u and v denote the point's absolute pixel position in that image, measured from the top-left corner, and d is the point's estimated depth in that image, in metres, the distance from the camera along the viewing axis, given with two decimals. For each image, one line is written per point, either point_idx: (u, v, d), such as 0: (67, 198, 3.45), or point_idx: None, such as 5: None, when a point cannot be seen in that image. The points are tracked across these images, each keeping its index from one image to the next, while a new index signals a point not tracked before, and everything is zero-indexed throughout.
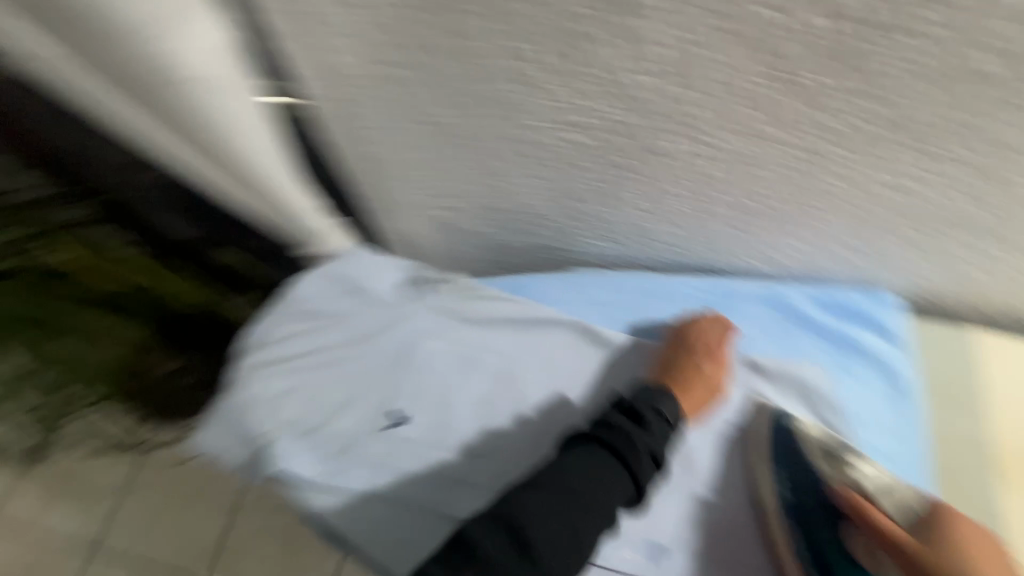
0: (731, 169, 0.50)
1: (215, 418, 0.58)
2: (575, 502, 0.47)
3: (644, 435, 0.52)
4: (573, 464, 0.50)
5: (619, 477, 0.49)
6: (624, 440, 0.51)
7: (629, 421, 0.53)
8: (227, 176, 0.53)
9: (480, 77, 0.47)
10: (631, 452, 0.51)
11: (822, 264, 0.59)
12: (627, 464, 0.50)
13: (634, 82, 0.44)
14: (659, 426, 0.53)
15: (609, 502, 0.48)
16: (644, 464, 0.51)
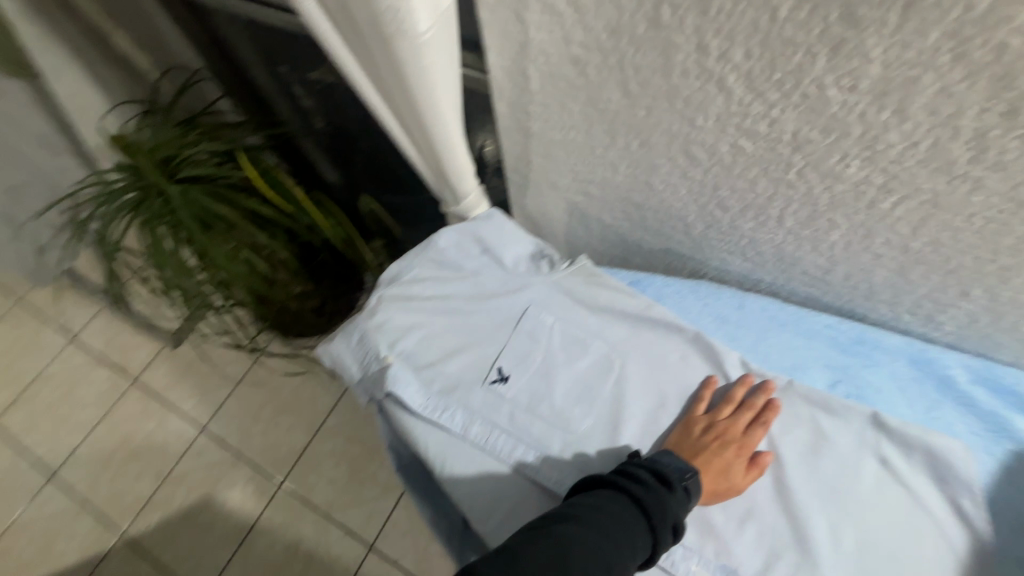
0: (909, 206, 0.47)
1: (345, 332, 0.65)
2: (604, 553, 0.43)
3: (672, 501, 0.47)
4: (605, 508, 0.46)
5: (645, 538, 0.45)
6: (654, 501, 0.47)
7: (662, 483, 0.48)
8: (412, 115, 0.60)
9: (661, 70, 0.48)
10: (660, 516, 0.46)
11: (980, 332, 0.55)
12: (655, 526, 0.46)
13: (825, 97, 0.42)
14: (686, 498, 0.48)
15: (630, 562, 0.44)
16: (667, 533, 0.46)
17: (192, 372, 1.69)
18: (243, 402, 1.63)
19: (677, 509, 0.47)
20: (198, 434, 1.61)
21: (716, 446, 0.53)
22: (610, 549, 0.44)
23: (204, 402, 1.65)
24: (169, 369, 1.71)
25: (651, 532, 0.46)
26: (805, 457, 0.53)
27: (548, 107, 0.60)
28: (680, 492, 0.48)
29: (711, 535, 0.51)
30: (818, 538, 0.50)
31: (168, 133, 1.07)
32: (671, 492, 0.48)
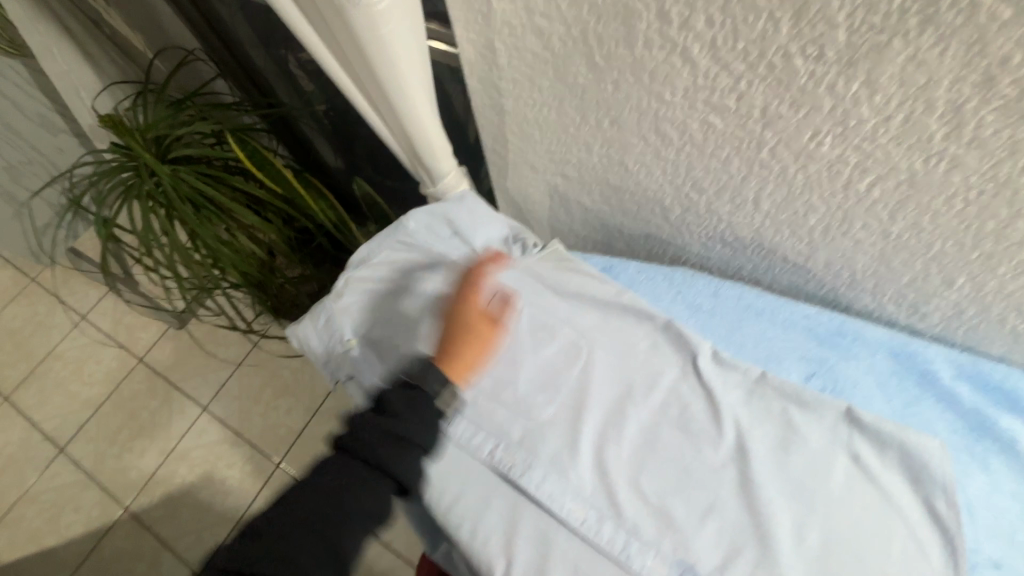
0: (886, 188, 0.44)
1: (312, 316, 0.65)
2: (327, 509, 0.49)
3: (384, 419, 0.52)
4: (328, 466, 0.51)
5: (366, 470, 0.50)
6: (359, 434, 0.52)
7: (372, 415, 0.53)
8: (377, 91, 0.59)
9: (625, 40, 0.45)
10: (370, 435, 0.51)
11: (968, 324, 0.52)
12: (369, 452, 0.50)
13: (792, 67, 0.39)
14: (402, 401, 0.53)
15: (358, 500, 0.49)
16: (388, 447, 0.50)
17: (196, 352, 1.73)
18: (244, 383, 1.66)
19: (385, 426, 0.51)
20: (200, 413, 1.64)
21: (452, 321, 0.60)
22: (333, 504, 0.49)
23: (206, 383, 1.68)
24: (174, 350, 1.74)
25: (368, 464, 0.50)
26: (773, 453, 0.51)
27: (517, 82, 0.58)
28: (388, 411, 0.52)
29: (670, 529, 0.49)
30: (781, 534, 0.48)
31: (161, 113, 1.07)
32: (374, 417, 0.53)
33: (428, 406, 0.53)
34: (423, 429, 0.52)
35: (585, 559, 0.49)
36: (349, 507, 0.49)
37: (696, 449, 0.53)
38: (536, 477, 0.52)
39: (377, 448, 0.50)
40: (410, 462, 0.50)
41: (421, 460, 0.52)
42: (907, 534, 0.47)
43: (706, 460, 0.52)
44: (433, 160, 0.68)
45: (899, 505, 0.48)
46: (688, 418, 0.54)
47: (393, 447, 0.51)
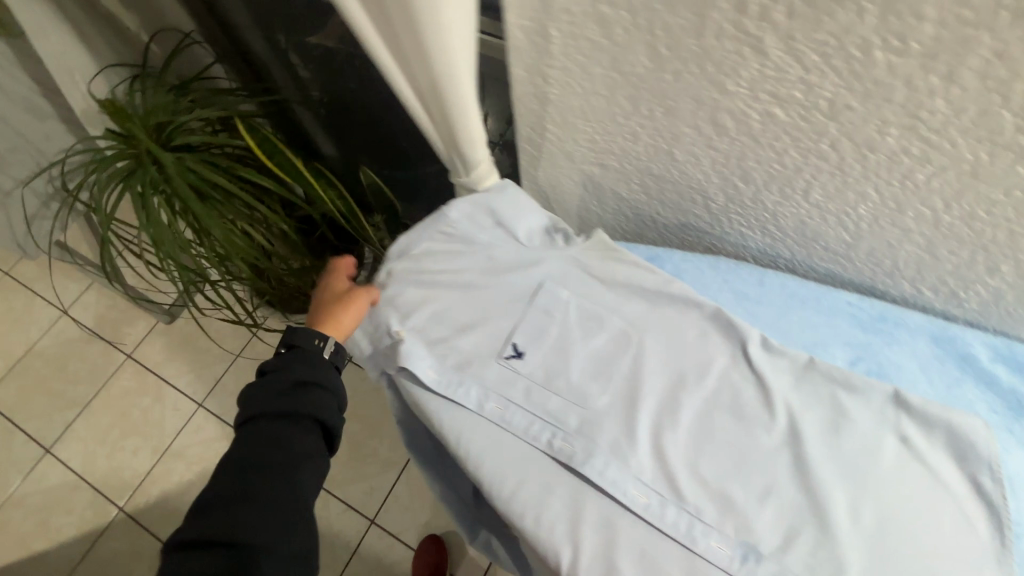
0: (947, 177, 0.45)
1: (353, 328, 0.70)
2: (270, 456, 0.62)
3: (284, 379, 0.65)
4: (253, 431, 0.63)
5: (288, 418, 0.64)
6: (256, 401, 0.64)
7: (265, 382, 0.66)
8: (425, 75, 0.57)
9: (695, 30, 0.45)
10: (276, 392, 0.64)
11: (1004, 309, 0.54)
12: (272, 408, 0.64)
13: (870, 59, 0.40)
14: (296, 361, 0.66)
15: (292, 439, 0.63)
16: (298, 394, 0.65)
17: (187, 348, 1.67)
18: (239, 378, 1.62)
19: (276, 385, 0.65)
20: (195, 409, 1.59)
21: (339, 293, 0.72)
22: (273, 450, 0.62)
23: (200, 379, 1.63)
24: (164, 345, 1.69)
25: (283, 414, 0.64)
26: (825, 435, 0.53)
27: (567, 71, 0.57)
28: (278, 373, 0.66)
29: (731, 511, 0.51)
30: (835, 511, 0.50)
31: (163, 98, 1.03)
32: (262, 385, 0.66)
33: (313, 359, 0.67)
34: (319, 374, 0.66)
35: (650, 542, 0.50)
36: (287, 451, 0.62)
37: (750, 433, 0.54)
38: (597, 464, 0.53)
39: (278, 401, 0.64)
40: (314, 400, 0.65)
41: (326, 398, 0.67)
42: (953, 508, 0.49)
43: (760, 443, 0.54)
44: (470, 151, 0.68)
45: (945, 480, 0.50)
46: (741, 403, 0.55)
47: (292, 395, 0.65)
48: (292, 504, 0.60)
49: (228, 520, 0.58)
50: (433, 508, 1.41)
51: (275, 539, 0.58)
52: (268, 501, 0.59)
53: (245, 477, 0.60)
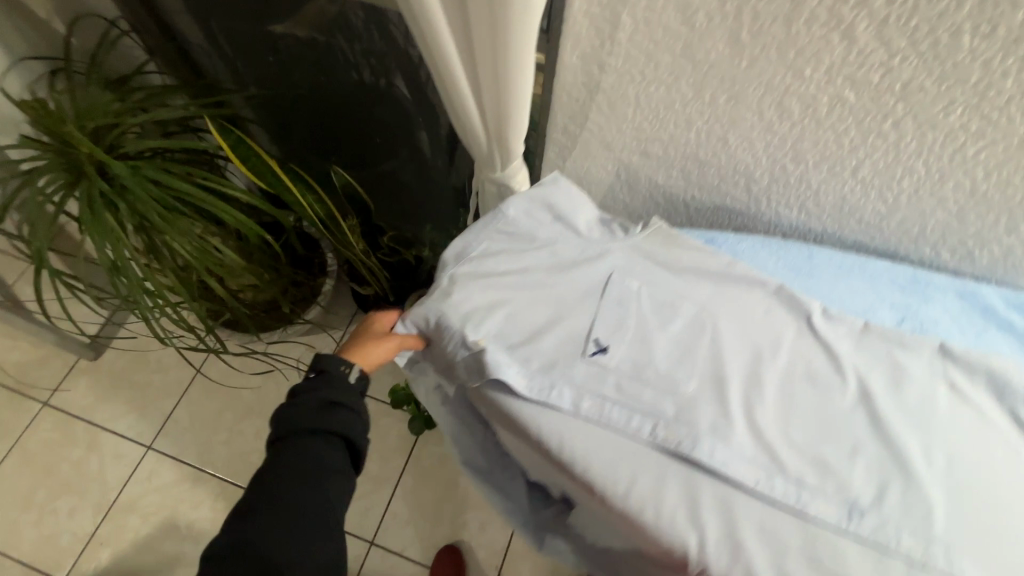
0: (998, 149, 0.50)
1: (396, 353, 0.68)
2: (299, 473, 0.55)
3: (311, 397, 0.58)
4: (283, 446, 0.57)
5: (316, 437, 0.57)
6: (284, 419, 0.58)
7: (293, 400, 0.58)
8: (490, 64, 0.53)
9: (784, 16, 0.47)
10: (304, 410, 0.57)
11: (1012, 263, 0.62)
12: (297, 428, 0.57)
13: (957, 44, 0.43)
14: (323, 380, 0.59)
15: (323, 458, 0.56)
16: (327, 414, 0.58)
17: (124, 385, 1.47)
18: (194, 412, 1.44)
19: (303, 403, 0.58)
20: (145, 453, 1.40)
21: (370, 327, 0.67)
22: (302, 468, 0.55)
23: (146, 418, 1.44)
24: (94, 385, 1.47)
25: (313, 433, 0.57)
26: (891, 391, 0.58)
27: (630, 58, 0.56)
28: (304, 392, 0.58)
29: (829, 474, 0.54)
30: (915, 458, 0.55)
31: (100, 97, 0.87)
32: (291, 403, 0.58)
33: (344, 380, 0.60)
34: (347, 394, 0.59)
35: (766, 515, 0.52)
36: (316, 469, 0.56)
37: (829, 398, 0.57)
38: (705, 449, 0.54)
39: (306, 420, 0.57)
40: (344, 423, 0.58)
41: (357, 418, 0.59)
42: (1004, 440, 0.56)
43: (839, 406, 0.57)
44: (511, 145, 0.65)
45: (992, 420, 0.57)
46: (816, 371, 0.59)
47: (322, 416, 0.57)
48: (321, 522, 0.55)
49: (258, 531, 0.53)
50: (436, 518, 1.37)
51: (302, 560, 0.53)
52: (298, 516, 0.54)
53: (276, 488, 0.55)
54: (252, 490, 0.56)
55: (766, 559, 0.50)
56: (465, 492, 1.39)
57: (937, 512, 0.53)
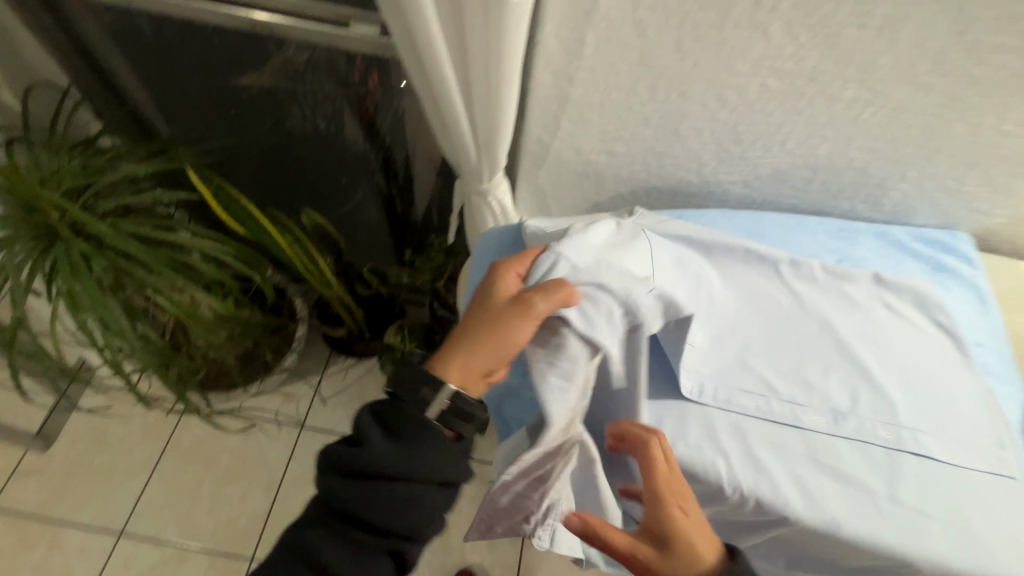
0: (886, 112, 0.65)
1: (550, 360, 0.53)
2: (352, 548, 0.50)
3: (388, 456, 0.49)
4: (342, 507, 0.50)
5: (384, 516, 0.49)
6: (355, 477, 0.49)
7: (369, 450, 0.49)
8: (483, 84, 0.62)
9: (716, 25, 0.59)
10: (376, 473, 0.49)
11: (910, 204, 0.78)
12: (343, 487, 0.50)
13: (844, 33, 0.57)
14: (410, 433, 0.49)
15: (383, 540, 0.50)
16: (402, 490, 0.49)
17: (84, 473, 1.35)
18: (170, 486, 1.35)
19: (364, 462, 0.49)
20: (116, 541, 1.29)
21: (491, 312, 0.55)
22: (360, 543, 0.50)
23: (112, 503, 1.32)
24: (48, 478, 1.34)
25: (381, 508, 0.49)
26: (845, 317, 0.70)
27: (595, 70, 0.67)
28: (383, 444, 0.49)
29: (814, 391, 0.64)
30: (874, 366, 0.66)
31: (65, 159, 0.86)
32: (365, 457, 0.49)
33: (431, 437, 0.50)
34: (432, 467, 0.50)
35: (769, 433, 0.62)
36: (374, 549, 0.50)
37: (799, 330, 0.69)
38: (710, 391, 0.63)
39: (380, 491, 0.49)
40: (421, 506, 0.50)
41: (436, 496, 0.51)
42: (935, 340, 0.70)
43: (808, 335, 0.68)
44: (497, 156, 0.73)
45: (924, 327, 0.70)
46: (785, 310, 0.70)
47: (398, 491, 0.49)
48: None
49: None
50: (445, 547, 1.35)
51: None
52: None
53: (323, 550, 0.50)
54: (299, 533, 0.52)
55: (778, 464, 0.60)
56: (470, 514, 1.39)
57: (900, 406, 0.64)
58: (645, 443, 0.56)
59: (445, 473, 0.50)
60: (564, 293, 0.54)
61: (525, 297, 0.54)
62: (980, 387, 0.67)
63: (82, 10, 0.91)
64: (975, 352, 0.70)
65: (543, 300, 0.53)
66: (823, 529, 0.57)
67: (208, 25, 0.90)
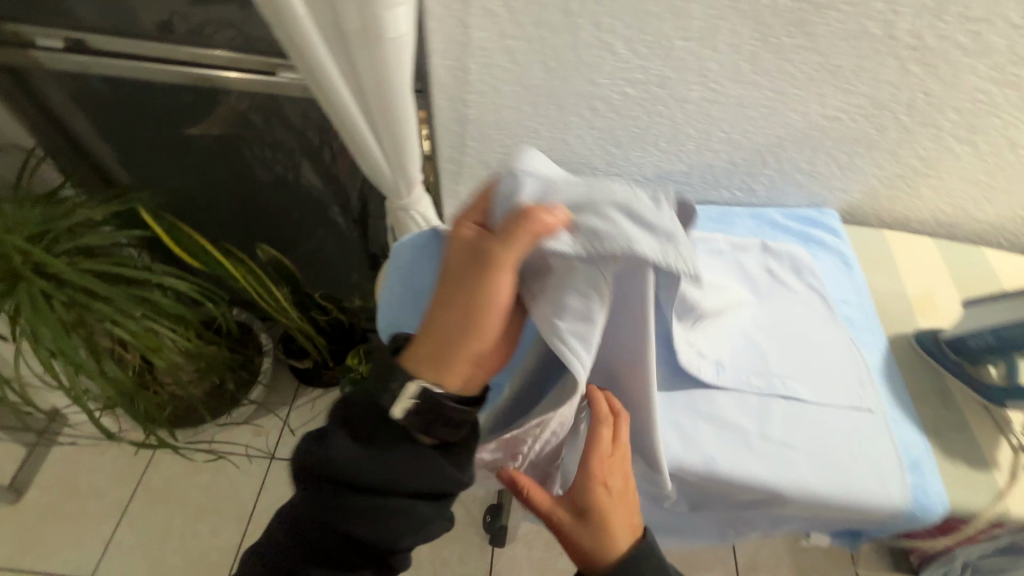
0: (729, 108, 0.76)
1: (563, 303, 0.51)
2: (329, 550, 0.54)
3: (358, 462, 0.51)
4: (313, 513, 0.53)
5: (354, 524, 0.52)
6: (327, 482, 0.52)
7: (337, 457, 0.51)
8: (383, 109, 0.72)
9: (569, 47, 0.71)
10: (346, 479, 0.51)
11: (777, 189, 0.89)
12: (317, 490, 0.52)
13: (673, 45, 0.69)
14: (382, 436, 0.52)
15: (358, 545, 0.53)
16: (374, 496, 0.52)
17: (55, 522, 1.36)
18: (142, 527, 1.37)
19: (334, 468, 0.51)
20: None
21: (462, 293, 0.51)
22: (335, 546, 0.53)
23: (84, 548, 1.34)
24: (18, 531, 1.35)
25: (351, 515, 0.51)
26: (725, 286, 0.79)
27: (482, 93, 0.78)
28: (352, 449, 0.51)
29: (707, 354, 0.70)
30: (751, 325, 0.74)
31: (30, 209, 0.95)
32: (333, 464, 0.51)
33: (404, 442, 0.52)
34: (402, 477, 0.51)
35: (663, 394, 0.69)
36: (349, 552, 0.53)
37: None
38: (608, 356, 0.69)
39: (352, 498, 0.51)
40: (393, 515, 0.52)
41: (408, 507, 0.52)
42: (806, 301, 0.79)
43: None
44: (410, 174, 0.83)
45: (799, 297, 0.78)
46: None
47: (369, 497, 0.52)
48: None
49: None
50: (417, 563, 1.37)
51: None
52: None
53: (301, 549, 0.54)
54: (279, 533, 0.56)
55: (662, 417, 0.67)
56: None
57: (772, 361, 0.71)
58: (602, 415, 0.61)
59: (417, 482, 0.52)
60: (535, 228, 0.49)
61: (491, 262, 0.50)
62: (844, 337, 0.75)
63: (48, 79, 1.02)
64: (842, 309, 0.79)
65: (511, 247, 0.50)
66: (710, 471, 0.64)
67: (167, 83, 1.01)
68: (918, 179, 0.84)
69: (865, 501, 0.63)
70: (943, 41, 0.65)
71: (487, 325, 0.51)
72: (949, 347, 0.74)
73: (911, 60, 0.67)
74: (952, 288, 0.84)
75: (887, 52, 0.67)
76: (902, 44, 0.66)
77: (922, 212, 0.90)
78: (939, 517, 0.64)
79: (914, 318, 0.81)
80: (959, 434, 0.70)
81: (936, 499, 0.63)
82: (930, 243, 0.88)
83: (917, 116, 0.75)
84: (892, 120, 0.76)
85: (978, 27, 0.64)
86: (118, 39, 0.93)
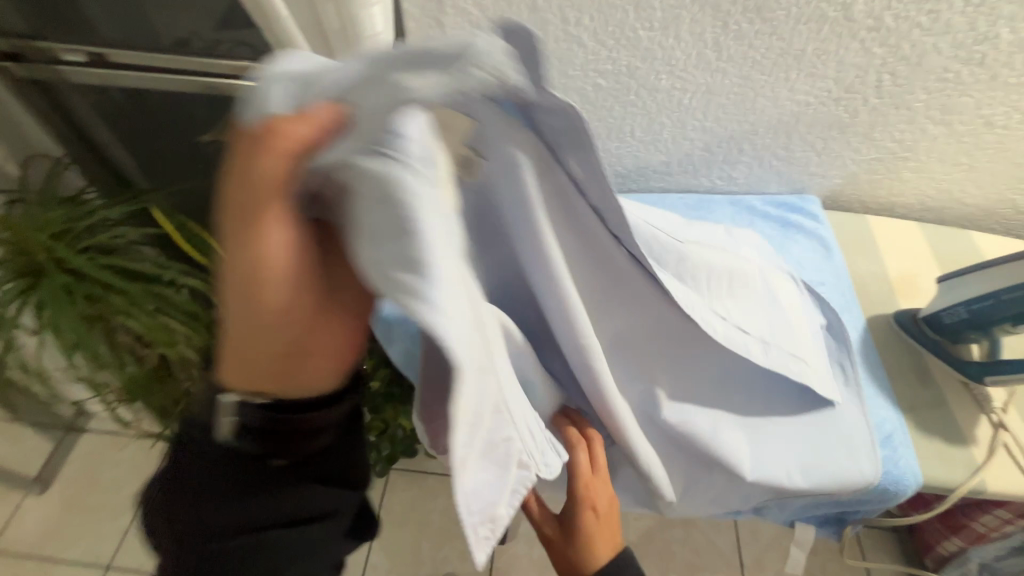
0: (699, 96, 0.79)
1: (370, 232, 0.28)
2: None
3: (206, 501, 0.46)
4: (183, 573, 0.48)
5: (236, 561, 0.48)
6: (186, 531, 0.47)
7: (188, 501, 0.47)
8: None
9: (540, 41, 0.74)
10: (206, 519, 0.47)
11: (757, 176, 0.90)
12: (179, 547, 0.48)
13: (638, 35, 0.72)
14: (224, 466, 0.46)
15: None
16: (242, 526, 0.47)
17: (77, 513, 1.43)
18: None
19: (189, 509, 0.47)
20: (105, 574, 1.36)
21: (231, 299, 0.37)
22: None
23: (102, 538, 1.40)
24: (42, 521, 1.42)
25: (226, 554, 0.47)
26: None
27: None
28: (200, 488, 0.46)
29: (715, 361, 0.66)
30: None
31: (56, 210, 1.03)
32: (187, 508, 0.47)
33: (249, 465, 0.47)
34: (264, 493, 0.47)
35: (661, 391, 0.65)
36: None
37: None
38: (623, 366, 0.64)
39: (220, 535, 0.47)
40: (274, 534, 0.49)
41: (288, 519, 0.49)
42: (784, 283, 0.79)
43: None
44: None
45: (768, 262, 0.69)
46: None
47: (237, 530, 0.47)
48: None
49: None
50: (417, 558, 1.39)
51: None
52: None
53: None
54: None
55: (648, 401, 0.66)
56: (442, 525, 1.44)
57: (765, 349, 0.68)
58: (576, 443, 0.59)
59: (282, 488, 0.48)
60: (272, 142, 0.30)
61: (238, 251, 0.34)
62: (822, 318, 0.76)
63: (73, 93, 1.11)
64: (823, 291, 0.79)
65: (257, 177, 0.31)
66: (709, 445, 0.61)
67: (180, 94, 1.08)
68: (898, 162, 0.85)
69: (837, 478, 0.63)
70: (902, 23, 0.67)
71: (265, 303, 0.36)
72: (927, 325, 0.74)
73: (872, 41, 0.69)
74: (932, 268, 0.84)
75: (846, 34, 0.69)
76: (861, 26, 0.68)
77: (906, 196, 0.90)
78: (911, 490, 0.65)
79: (894, 299, 0.81)
80: (935, 411, 0.70)
81: (908, 473, 0.64)
82: (913, 226, 0.88)
83: (887, 97, 0.76)
84: (863, 102, 0.77)
85: (935, 6, 0.65)
86: (138, 52, 1.01)
